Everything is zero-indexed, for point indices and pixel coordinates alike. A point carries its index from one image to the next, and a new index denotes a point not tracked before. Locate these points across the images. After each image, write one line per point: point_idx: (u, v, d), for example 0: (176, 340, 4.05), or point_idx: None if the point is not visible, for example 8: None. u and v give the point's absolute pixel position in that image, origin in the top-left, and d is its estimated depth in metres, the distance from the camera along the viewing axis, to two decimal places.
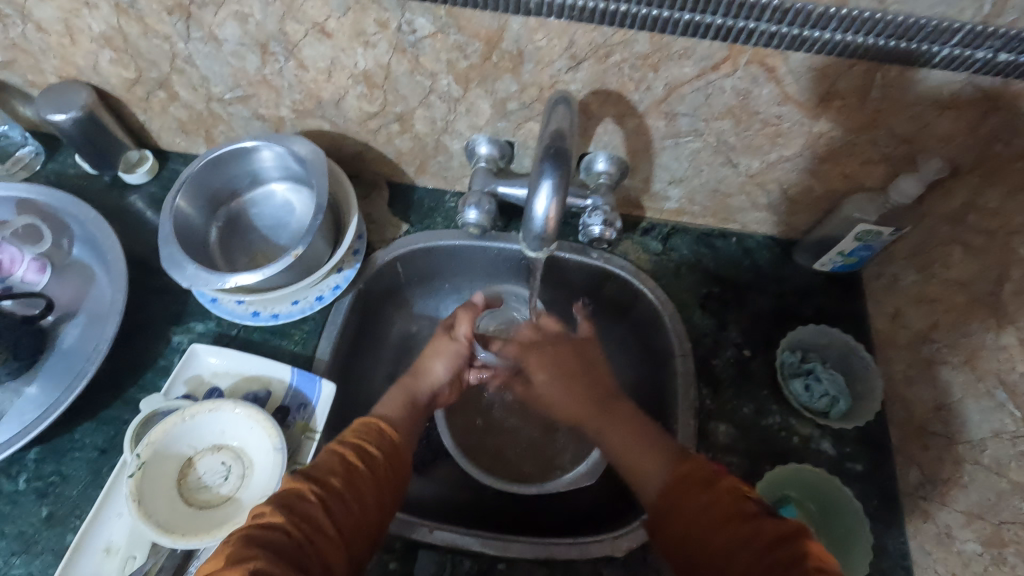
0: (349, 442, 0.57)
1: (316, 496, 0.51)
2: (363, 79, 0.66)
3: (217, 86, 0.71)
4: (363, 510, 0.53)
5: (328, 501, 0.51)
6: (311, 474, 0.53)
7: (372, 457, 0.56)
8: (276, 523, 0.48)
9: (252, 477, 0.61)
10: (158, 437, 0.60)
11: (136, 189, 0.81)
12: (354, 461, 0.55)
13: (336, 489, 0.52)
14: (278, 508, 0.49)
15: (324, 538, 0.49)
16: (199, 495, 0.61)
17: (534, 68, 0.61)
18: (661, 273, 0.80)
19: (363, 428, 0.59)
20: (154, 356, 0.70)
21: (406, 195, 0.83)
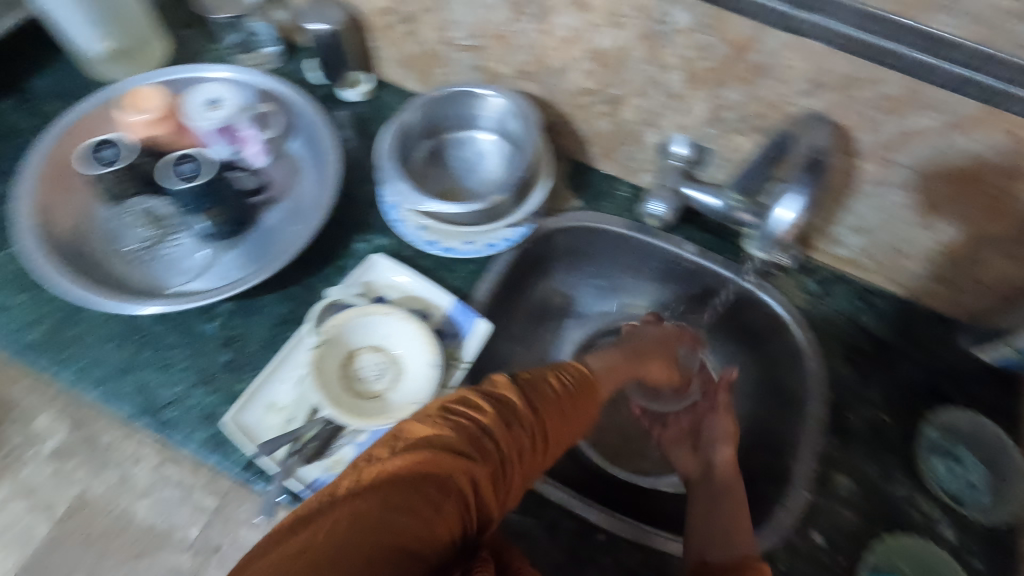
0: (559, 377, 0.53)
1: (520, 416, 0.48)
2: (596, 56, 0.70)
3: (457, 31, 0.77)
4: (547, 447, 0.50)
5: (526, 426, 0.48)
6: (525, 388, 0.50)
7: (576, 404, 0.52)
8: (484, 421, 0.47)
9: (404, 384, 0.68)
10: (340, 323, 0.68)
11: (349, 107, 0.89)
12: (560, 396, 0.51)
13: (534, 416, 0.49)
14: (489, 405, 0.48)
15: (511, 451, 0.47)
16: (356, 384, 0.68)
17: (771, 84, 0.63)
18: (812, 316, 0.80)
19: (574, 369, 0.55)
20: (337, 253, 0.77)
21: (583, 174, 0.87)
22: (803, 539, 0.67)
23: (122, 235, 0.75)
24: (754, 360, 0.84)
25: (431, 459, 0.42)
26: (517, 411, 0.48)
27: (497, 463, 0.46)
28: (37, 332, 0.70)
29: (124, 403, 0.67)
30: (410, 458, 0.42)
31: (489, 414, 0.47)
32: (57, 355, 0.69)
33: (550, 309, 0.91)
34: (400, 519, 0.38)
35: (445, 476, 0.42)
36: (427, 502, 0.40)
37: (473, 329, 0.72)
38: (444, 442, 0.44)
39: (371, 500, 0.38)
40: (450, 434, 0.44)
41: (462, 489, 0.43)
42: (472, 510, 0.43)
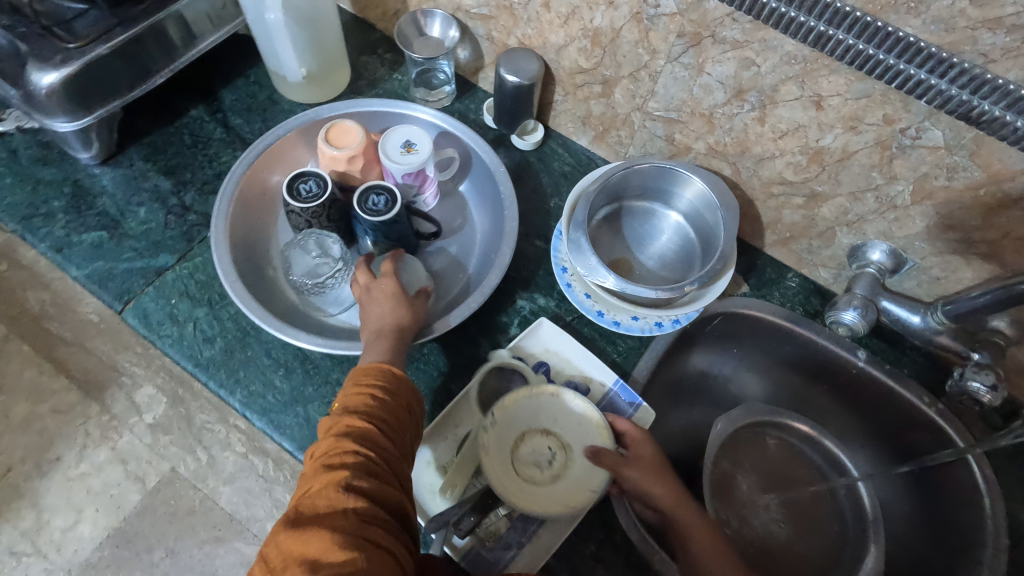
0: (365, 382, 0.58)
1: (347, 418, 0.55)
2: (812, 153, 0.67)
3: (657, 102, 0.75)
4: (401, 431, 0.56)
5: (369, 429, 0.54)
6: (364, 376, 0.59)
7: (388, 381, 0.59)
8: (351, 448, 0.52)
9: (575, 474, 0.65)
10: (510, 405, 0.66)
11: (518, 154, 0.89)
12: (378, 401, 0.56)
13: (371, 409, 0.55)
14: (341, 431, 0.53)
15: (384, 453, 0.53)
16: (525, 468, 0.65)
17: (1019, 215, 0.58)
18: (992, 453, 0.74)
19: (373, 369, 0.59)
20: (499, 309, 0.77)
21: (750, 257, 0.83)
22: None
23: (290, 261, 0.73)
24: (910, 484, 0.78)
25: (332, 501, 0.48)
26: (355, 420, 0.54)
27: (394, 461, 0.54)
28: (212, 351, 0.71)
29: (286, 437, 0.67)
30: (302, 518, 0.47)
31: (336, 429, 0.54)
32: (227, 377, 0.69)
33: (691, 384, 0.85)
34: (326, 563, 0.44)
35: (350, 513, 0.48)
36: (336, 530, 0.46)
37: (633, 414, 0.70)
38: (326, 490, 0.49)
39: (293, 568, 0.44)
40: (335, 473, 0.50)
41: (375, 513, 0.49)
42: (393, 511, 0.51)
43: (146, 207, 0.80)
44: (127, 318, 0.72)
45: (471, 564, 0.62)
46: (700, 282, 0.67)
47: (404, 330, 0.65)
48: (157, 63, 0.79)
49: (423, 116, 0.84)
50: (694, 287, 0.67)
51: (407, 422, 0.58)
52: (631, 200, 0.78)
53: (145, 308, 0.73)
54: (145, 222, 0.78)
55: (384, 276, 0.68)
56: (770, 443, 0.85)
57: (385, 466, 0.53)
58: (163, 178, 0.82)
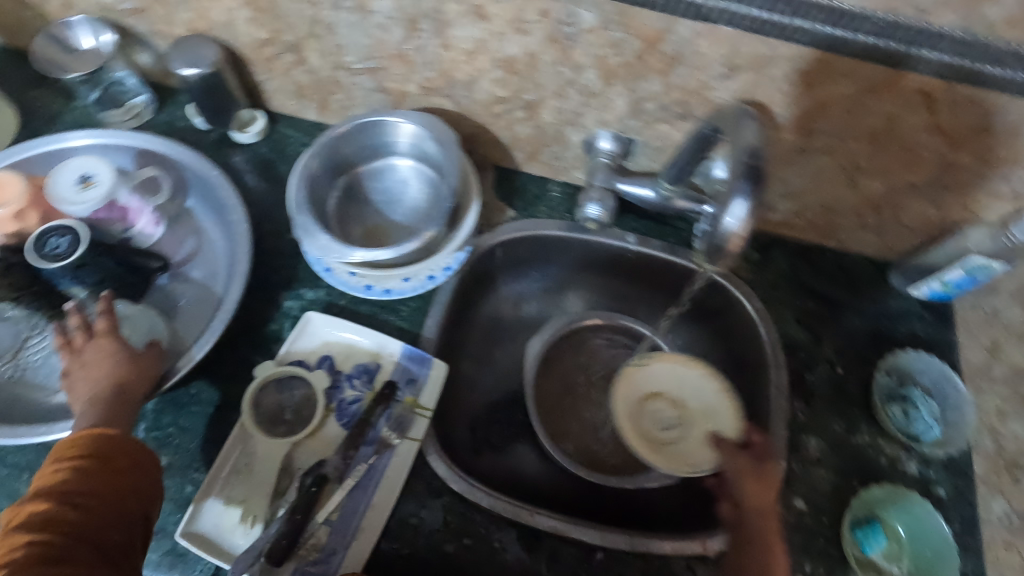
0: (66, 455, 0.52)
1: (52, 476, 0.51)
2: (505, 65, 0.66)
3: (350, 55, 0.70)
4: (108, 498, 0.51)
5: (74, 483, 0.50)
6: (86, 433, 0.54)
7: (97, 447, 0.53)
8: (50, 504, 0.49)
9: (681, 449, 0.71)
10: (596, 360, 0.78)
11: (245, 149, 0.81)
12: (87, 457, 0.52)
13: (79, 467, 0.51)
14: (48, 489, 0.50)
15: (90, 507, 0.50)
16: (658, 432, 0.73)
17: (687, 72, 0.61)
18: (757, 283, 0.81)
19: (81, 437, 0.53)
20: (267, 318, 0.71)
21: (510, 181, 0.83)
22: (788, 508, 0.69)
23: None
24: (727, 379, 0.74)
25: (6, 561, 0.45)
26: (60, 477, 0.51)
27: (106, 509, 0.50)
28: None
29: None
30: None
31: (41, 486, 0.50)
32: None
33: (501, 324, 0.87)
34: None
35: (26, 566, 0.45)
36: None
37: (428, 374, 0.69)
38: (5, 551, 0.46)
39: None
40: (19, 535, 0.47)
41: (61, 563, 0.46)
42: None
43: None
44: None
45: None
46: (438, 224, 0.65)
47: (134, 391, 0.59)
48: None
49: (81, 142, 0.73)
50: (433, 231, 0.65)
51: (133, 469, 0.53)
52: (364, 162, 0.74)
53: None
54: None
55: (96, 336, 0.60)
56: (579, 379, 0.87)
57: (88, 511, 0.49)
58: None
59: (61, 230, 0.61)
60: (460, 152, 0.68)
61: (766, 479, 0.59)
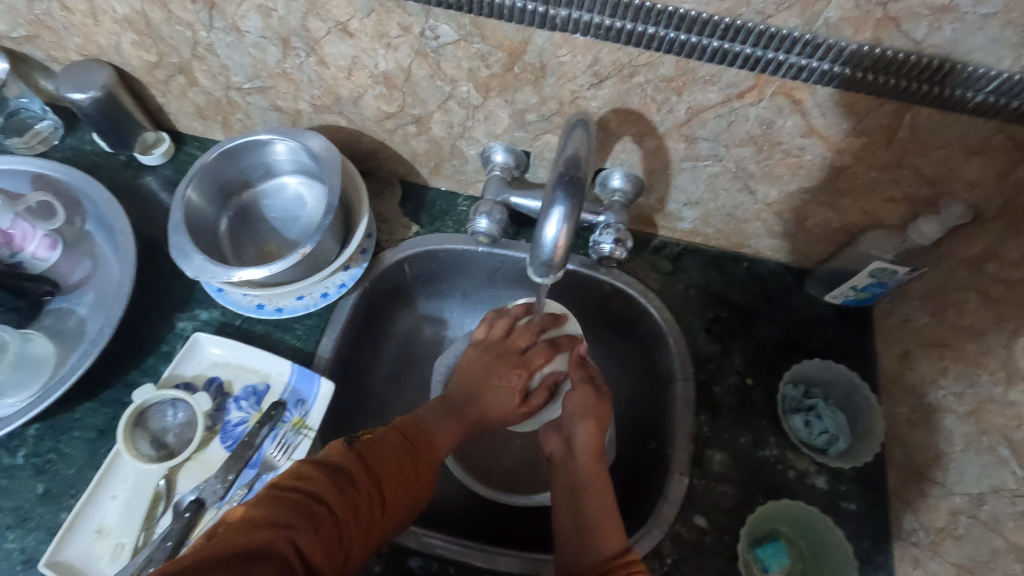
0: None
1: (345, 468, 0.49)
2: (383, 80, 0.65)
3: (237, 75, 0.70)
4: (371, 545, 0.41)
5: (346, 487, 0.48)
6: (370, 445, 0.53)
7: None
8: (310, 498, 0.44)
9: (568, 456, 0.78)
10: None
11: (151, 171, 0.81)
12: (408, 445, 0.56)
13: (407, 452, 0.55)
14: (298, 485, 0.45)
15: (388, 494, 0.51)
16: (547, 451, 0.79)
17: (556, 82, 0.60)
18: (667, 293, 0.80)
19: None
20: (158, 339, 0.71)
21: (418, 196, 0.83)
22: (688, 527, 0.66)
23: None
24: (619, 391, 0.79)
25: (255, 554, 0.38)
26: (351, 474, 0.49)
27: (365, 513, 0.48)
28: None
29: None
30: (240, 539, 0.39)
31: (331, 474, 0.48)
32: None
33: (418, 338, 0.86)
34: None
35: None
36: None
37: (316, 393, 0.68)
38: (271, 535, 0.40)
39: None
40: (285, 538, 0.40)
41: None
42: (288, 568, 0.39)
43: None
44: None
45: None
46: (317, 241, 0.65)
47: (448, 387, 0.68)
48: None
49: None
50: (311, 248, 0.65)
51: (425, 473, 0.56)
52: (258, 183, 0.74)
53: None
54: None
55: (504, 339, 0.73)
56: None
57: (361, 501, 0.48)
58: None
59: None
60: (340, 167, 0.67)
61: (598, 421, 0.65)
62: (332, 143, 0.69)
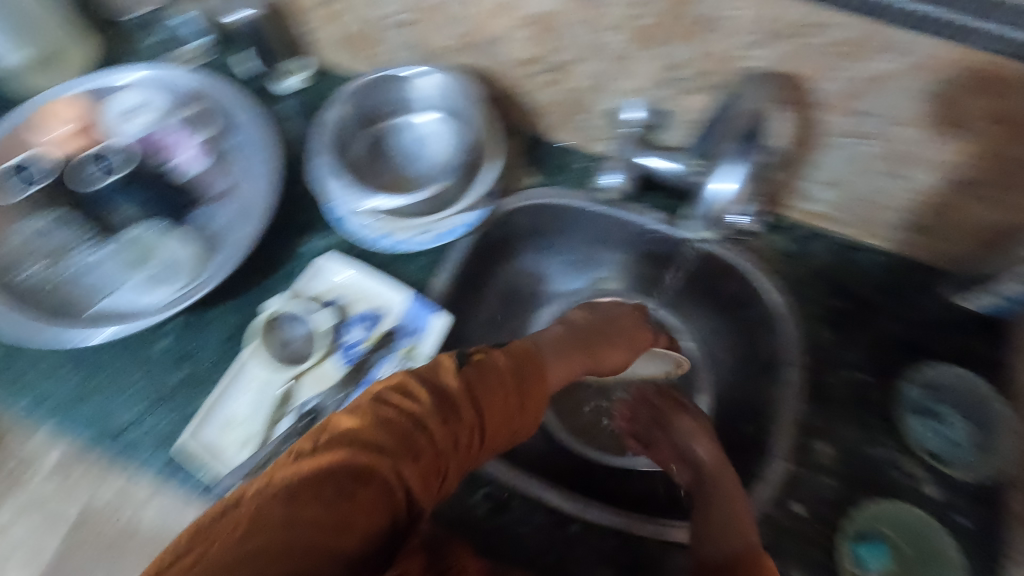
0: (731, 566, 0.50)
1: (415, 406, 0.45)
2: (533, 22, 0.65)
3: (388, 8, 0.72)
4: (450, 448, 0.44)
5: (421, 424, 0.44)
6: (458, 372, 0.48)
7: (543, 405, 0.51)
8: (380, 437, 0.42)
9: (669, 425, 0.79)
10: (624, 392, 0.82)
11: (289, 97, 0.85)
12: (508, 372, 0.49)
13: (502, 381, 0.49)
14: (367, 421, 0.43)
15: (467, 428, 0.46)
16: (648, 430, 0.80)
17: (718, 37, 0.58)
18: (785, 278, 0.77)
19: None
20: (286, 255, 0.75)
21: (538, 148, 0.82)
22: (783, 511, 0.65)
23: (31, 245, 0.71)
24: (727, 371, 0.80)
25: (332, 502, 0.37)
26: (419, 410, 0.45)
27: (445, 449, 0.44)
28: None
29: (81, 429, 0.66)
30: (312, 476, 0.38)
31: (405, 409, 0.44)
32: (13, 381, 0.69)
33: (520, 291, 0.88)
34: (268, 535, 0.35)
35: (354, 518, 0.37)
36: (339, 521, 0.37)
37: (432, 325, 0.70)
38: (344, 476, 0.39)
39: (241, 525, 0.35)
40: (361, 478, 0.39)
41: (379, 520, 0.39)
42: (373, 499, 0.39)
43: None
44: None
45: None
46: None
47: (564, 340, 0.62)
48: None
49: (145, 77, 0.78)
50: None
51: (524, 404, 0.49)
52: (398, 120, 0.79)
53: None
54: None
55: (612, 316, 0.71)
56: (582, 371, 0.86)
57: (439, 444, 0.44)
58: None
59: (112, 156, 0.74)
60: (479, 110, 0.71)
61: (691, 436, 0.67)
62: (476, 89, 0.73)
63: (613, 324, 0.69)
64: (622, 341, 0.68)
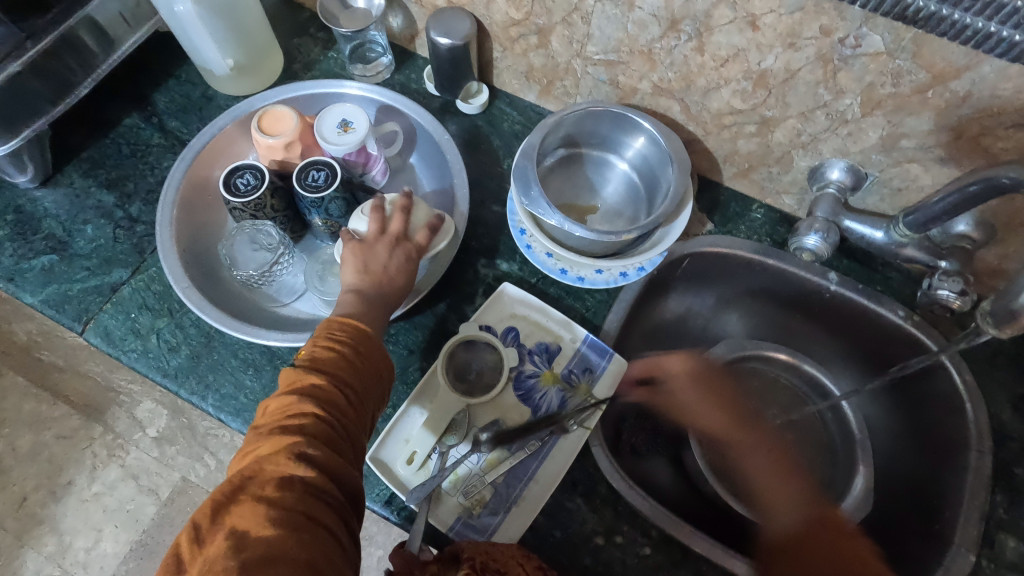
0: None
1: (316, 415, 0.49)
2: (756, 77, 0.64)
3: (595, 45, 0.72)
4: (345, 425, 0.50)
5: (321, 430, 0.48)
6: (309, 364, 0.52)
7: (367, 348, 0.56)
8: (293, 461, 0.45)
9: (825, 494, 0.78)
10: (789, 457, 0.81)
11: (465, 119, 0.86)
12: (342, 347, 0.54)
13: (348, 356, 0.54)
14: (276, 452, 0.46)
15: (359, 407, 0.52)
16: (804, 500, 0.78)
17: (970, 114, 0.56)
18: (970, 356, 0.73)
19: None
20: (464, 279, 0.76)
21: (712, 194, 0.81)
22: None
23: (235, 257, 0.71)
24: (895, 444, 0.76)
25: (267, 540, 0.41)
26: (326, 423, 0.49)
27: (345, 437, 0.50)
28: (179, 359, 0.70)
29: None
30: (242, 522, 0.42)
31: (309, 426, 0.48)
32: (197, 384, 0.69)
33: (669, 330, 0.85)
34: (253, 547, 0.40)
35: (296, 543, 0.41)
36: (306, 515, 0.43)
37: (606, 366, 0.70)
38: (268, 515, 0.42)
39: (223, 550, 0.40)
40: (281, 509, 0.43)
41: (331, 519, 0.45)
42: (317, 490, 0.45)
43: (92, 223, 0.77)
44: (89, 338, 0.71)
45: (461, 532, 0.62)
46: (637, 234, 0.66)
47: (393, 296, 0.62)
48: (78, 74, 0.77)
49: (354, 91, 0.81)
50: (631, 236, 0.66)
51: (384, 365, 0.57)
52: (599, 147, 0.78)
53: (107, 321, 0.72)
54: (95, 239, 0.77)
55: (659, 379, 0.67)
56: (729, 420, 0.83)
57: (343, 439, 0.50)
58: (106, 193, 0.79)
59: (325, 165, 0.69)
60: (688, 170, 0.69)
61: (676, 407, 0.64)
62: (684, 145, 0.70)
63: (377, 244, 0.64)
64: (400, 256, 0.63)
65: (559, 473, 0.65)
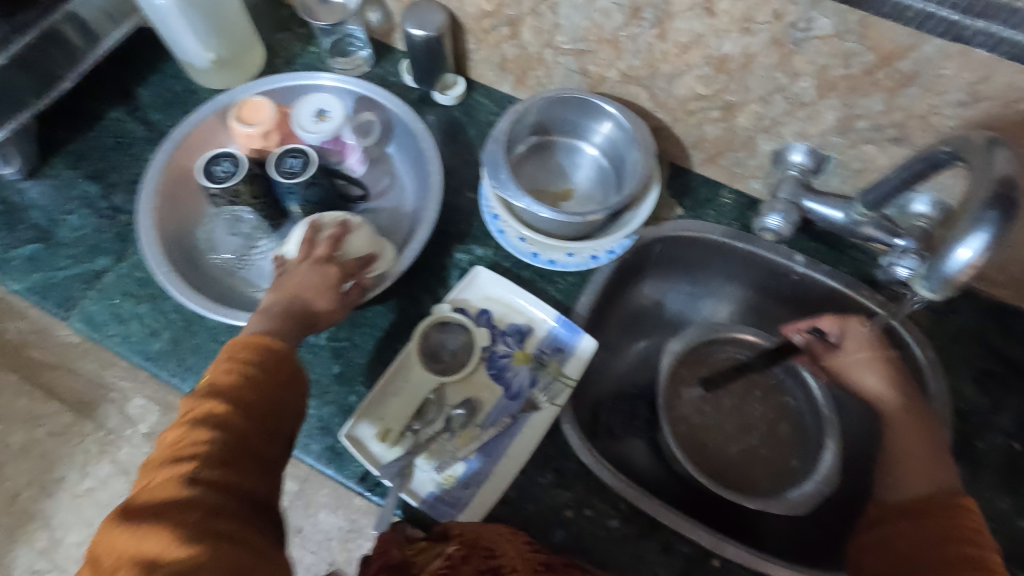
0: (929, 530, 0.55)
1: (210, 440, 0.49)
2: (717, 62, 0.66)
3: (564, 35, 0.74)
4: (244, 442, 0.51)
5: (218, 451, 0.49)
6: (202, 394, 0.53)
7: (264, 365, 0.56)
8: (187, 486, 0.46)
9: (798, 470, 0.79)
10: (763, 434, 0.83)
11: (442, 110, 0.88)
12: (236, 370, 0.55)
13: (245, 376, 0.55)
14: (171, 480, 0.47)
15: (257, 422, 0.53)
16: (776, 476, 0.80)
17: (918, 93, 0.58)
18: (933, 333, 0.75)
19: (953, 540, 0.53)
20: (440, 264, 0.78)
21: (683, 180, 0.83)
22: None
23: (215, 239, 0.77)
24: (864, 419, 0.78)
25: (177, 558, 0.42)
26: (221, 446, 0.50)
27: (248, 454, 0.51)
28: (160, 342, 0.72)
29: None
30: (145, 549, 0.43)
31: (203, 451, 0.49)
32: (178, 366, 0.71)
33: (644, 314, 0.87)
34: (163, 564, 0.42)
35: (210, 555, 0.43)
36: (212, 530, 0.44)
37: (576, 347, 0.72)
38: (176, 534, 0.43)
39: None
40: (186, 526, 0.44)
41: (244, 528, 0.47)
42: (220, 506, 0.46)
43: (77, 213, 0.79)
44: (73, 324, 0.73)
45: (433, 506, 0.64)
46: (603, 216, 0.68)
47: (308, 316, 0.64)
48: (63, 69, 0.79)
49: (330, 83, 0.84)
50: (597, 217, 0.68)
51: (288, 377, 0.58)
52: (569, 135, 0.80)
53: (90, 307, 0.74)
54: (79, 228, 0.78)
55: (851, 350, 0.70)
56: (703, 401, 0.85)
57: (244, 454, 0.51)
58: (90, 183, 0.81)
59: (299, 155, 0.71)
60: (654, 153, 0.71)
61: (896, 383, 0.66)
62: (649, 130, 0.72)
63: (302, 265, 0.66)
64: (321, 281, 0.65)
65: (530, 451, 0.67)
